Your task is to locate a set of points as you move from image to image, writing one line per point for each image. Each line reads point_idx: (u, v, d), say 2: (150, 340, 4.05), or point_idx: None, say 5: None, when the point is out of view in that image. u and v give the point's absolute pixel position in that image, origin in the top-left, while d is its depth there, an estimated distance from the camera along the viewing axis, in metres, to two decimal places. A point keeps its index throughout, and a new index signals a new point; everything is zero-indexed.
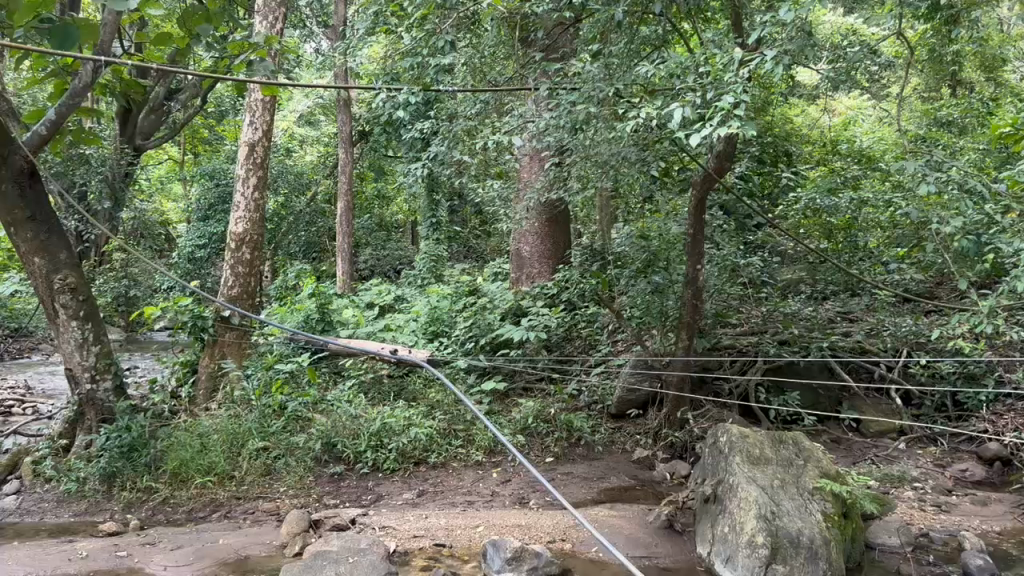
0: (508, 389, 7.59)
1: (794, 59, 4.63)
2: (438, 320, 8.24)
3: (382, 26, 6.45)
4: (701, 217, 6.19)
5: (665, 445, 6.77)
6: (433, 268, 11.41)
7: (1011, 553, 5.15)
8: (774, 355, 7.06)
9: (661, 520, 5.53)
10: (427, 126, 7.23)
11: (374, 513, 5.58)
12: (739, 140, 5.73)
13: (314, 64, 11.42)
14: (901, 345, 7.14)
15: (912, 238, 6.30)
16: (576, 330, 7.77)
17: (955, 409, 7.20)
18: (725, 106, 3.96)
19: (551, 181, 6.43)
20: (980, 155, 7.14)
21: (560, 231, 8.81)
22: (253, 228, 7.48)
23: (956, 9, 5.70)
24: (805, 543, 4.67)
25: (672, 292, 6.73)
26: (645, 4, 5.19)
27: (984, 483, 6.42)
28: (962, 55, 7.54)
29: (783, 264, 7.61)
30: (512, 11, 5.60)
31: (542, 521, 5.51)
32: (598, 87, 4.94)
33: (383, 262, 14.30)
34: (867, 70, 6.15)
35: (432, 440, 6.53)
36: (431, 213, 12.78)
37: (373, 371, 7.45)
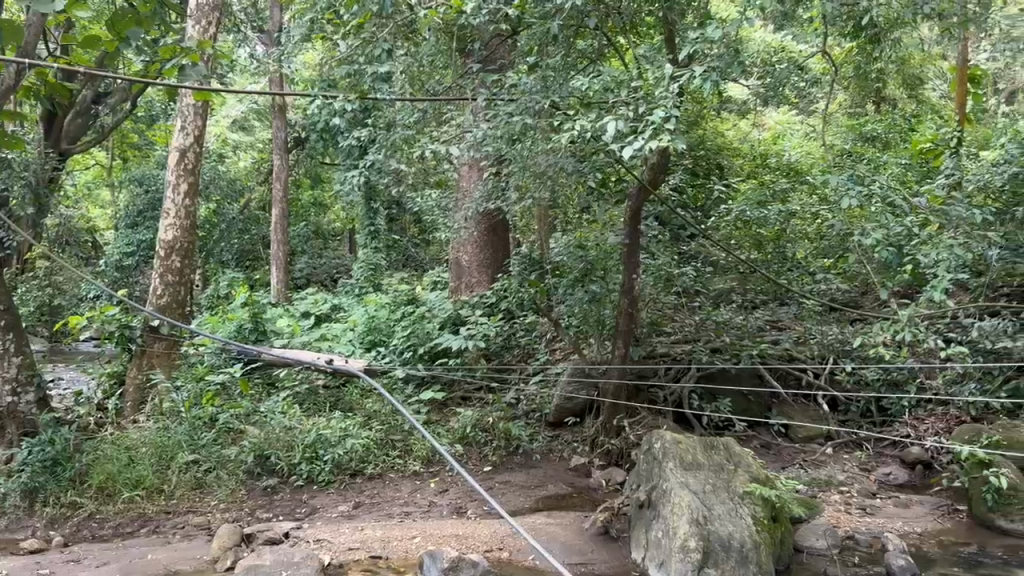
0: (446, 399, 7.59)
1: (723, 75, 4.79)
2: (376, 330, 8.19)
3: (317, 33, 6.33)
4: (637, 227, 6.36)
5: (602, 453, 6.84)
6: (369, 275, 11.48)
7: (930, 553, 5.36)
8: (706, 363, 7.24)
9: (597, 527, 5.59)
10: (364, 135, 7.15)
11: (309, 526, 5.51)
12: (673, 153, 5.88)
13: (249, 69, 11.20)
14: (827, 353, 7.38)
15: (836, 248, 6.70)
16: (516, 339, 7.75)
17: (879, 414, 7.47)
18: (656, 120, 4.16)
19: (489, 191, 6.44)
20: (904, 170, 7.44)
21: (498, 240, 8.84)
22: (184, 236, 7.32)
23: (880, 29, 5.89)
24: (736, 547, 4.79)
25: (608, 302, 6.85)
26: (581, 17, 5.24)
27: (906, 486, 6.66)
28: (886, 74, 7.81)
29: (715, 274, 7.35)
30: (448, 22, 5.62)
31: (480, 530, 5.50)
32: (534, 99, 5.05)
33: (319, 272, 14.26)
34: (795, 85, 6.33)
35: (368, 451, 6.47)
36: (370, 220, 12.66)
37: (308, 382, 7.29)
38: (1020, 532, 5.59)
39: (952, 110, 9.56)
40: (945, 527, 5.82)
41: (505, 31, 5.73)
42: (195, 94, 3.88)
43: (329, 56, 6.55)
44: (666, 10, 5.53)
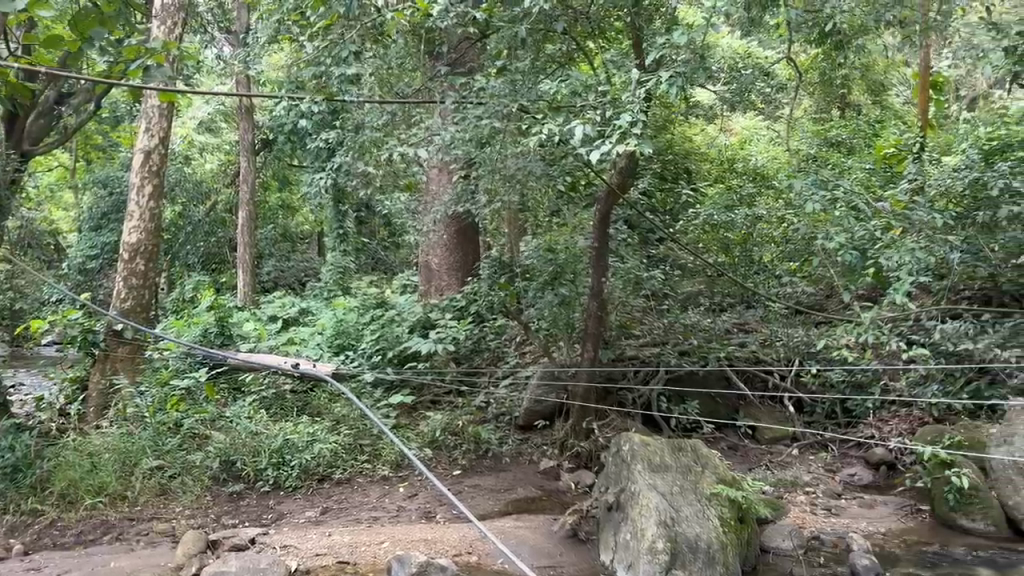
0: (415, 402, 7.56)
1: (689, 81, 4.85)
2: (345, 333, 8.14)
3: (284, 34, 6.24)
4: (605, 230, 6.43)
5: (571, 455, 6.87)
6: (337, 279, 11.39)
7: (894, 553, 5.43)
8: (675, 366, 7.29)
9: (565, 529, 5.61)
10: (332, 137, 7.08)
11: (275, 532, 5.45)
12: (641, 158, 5.91)
13: (217, 71, 11.08)
14: (792, 355, 7.54)
15: (802, 250, 6.95)
16: (485, 342, 7.73)
17: (844, 416, 7.56)
18: (623, 125, 4.20)
19: (458, 195, 6.43)
20: (868, 175, 7.53)
21: (468, 243, 8.82)
22: (148, 238, 7.21)
23: (845, 35, 5.97)
24: (703, 548, 4.83)
25: (578, 305, 6.87)
26: (549, 21, 5.31)
27: (870, 486, 6.76)
28: (850, 80, 7.91)
29: (683, 278, 7.32)
30: (416, 25, 5.59)
31: (448, 535, 5.48)
32: (502, 102, 5.10)
33: (286, 275, 14.12)
34: (761, 90, 6.39)
35: (336, 456, 6.43)
36: (338, 223, 12.43)
37: (275, 387, 7.23)
38: (981, 531, 5.70)
39: (915, 116, 9.72)
40: (908, 527, 5.91)
41: (473, 35, 5.72)
42: (160, 96, 3.82)
43: (296, 57, 6.49)
44: (634, 15, 5.56)
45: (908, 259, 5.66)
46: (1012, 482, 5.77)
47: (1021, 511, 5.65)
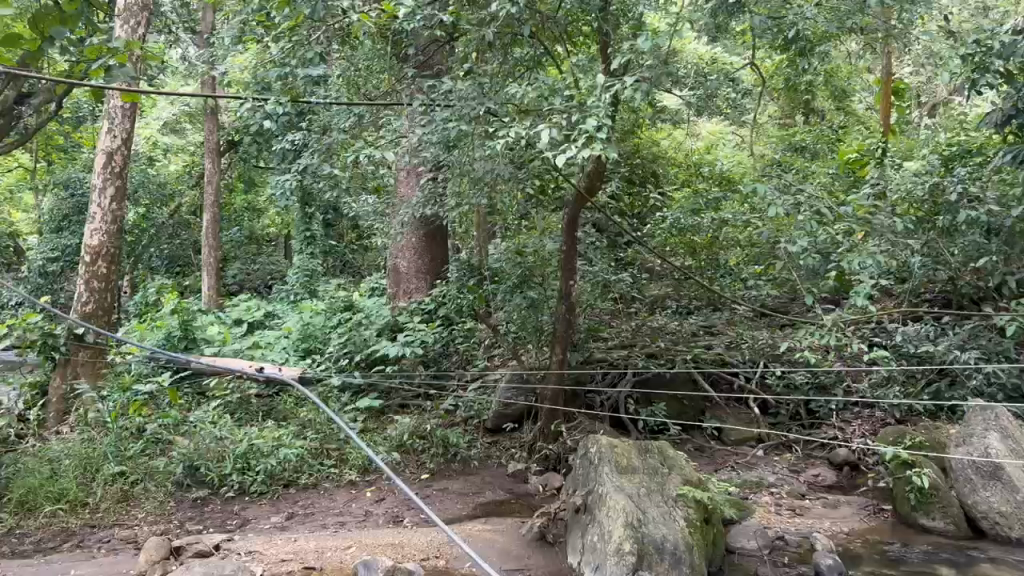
0: (383, 407, 7.48)
1: (654, 87, 4.91)
2: (312, 337, 8.06)
3: (249, 35, 6.17)
4: (574, 234, 6.43)
5: (540, 458, 6.84)
6: (304, 282, 11.30)
7: (858, 553, 5.50)
8: (643, 368, 7.30)
9: (534, 532, 5.59)
10: (298, 139, 7.01)
11: (240, 538, 5.37)
12: (609, 162, 5.94)
13: (182, 72, 10.96)
14: (758, 357, 7.49)
15: (765, 256, 6.84)
16: (455, 345, 7.71)
17: (808, 417, 7.63)
18: (588, 130, 4.24)
19: (427, 197, 6.42)
20: (831, 179, 7.58)
21: (437, 246, 8.80)
22: (110, 241, 7.11)
23: (810, 43, 6.02)
24: (669, 549, 4.86)
25: (546, 308, 6.85)
26: (516, 25, 5.33)
27: (835, 487, 6.82)
28: (815, 86, 8.03)
29: (650, 280, 7.79)
30: (383, 27, 5.55)
31: (416, 539, 5.45)
32: (468, 105, 5.02)
33: (252, 278, 13.97)
34: (726, 96, 6.47)
35: (302, 461, 6.38)
36: (304, 226, 12.30)
37: (240, 391, 7.11)
38: (941, 529, 5.79)
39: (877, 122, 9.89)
40: (871, 527, 6.00)
41: (442, 38, 5.72)
42: (122, 96, 3.80)
43: (261, 58, 6.40)
44: (601, 19, 5.59)
45: (872, 263, 5.74)
46: (972, 481, 5.88)
47: (979, 510, 5.76)
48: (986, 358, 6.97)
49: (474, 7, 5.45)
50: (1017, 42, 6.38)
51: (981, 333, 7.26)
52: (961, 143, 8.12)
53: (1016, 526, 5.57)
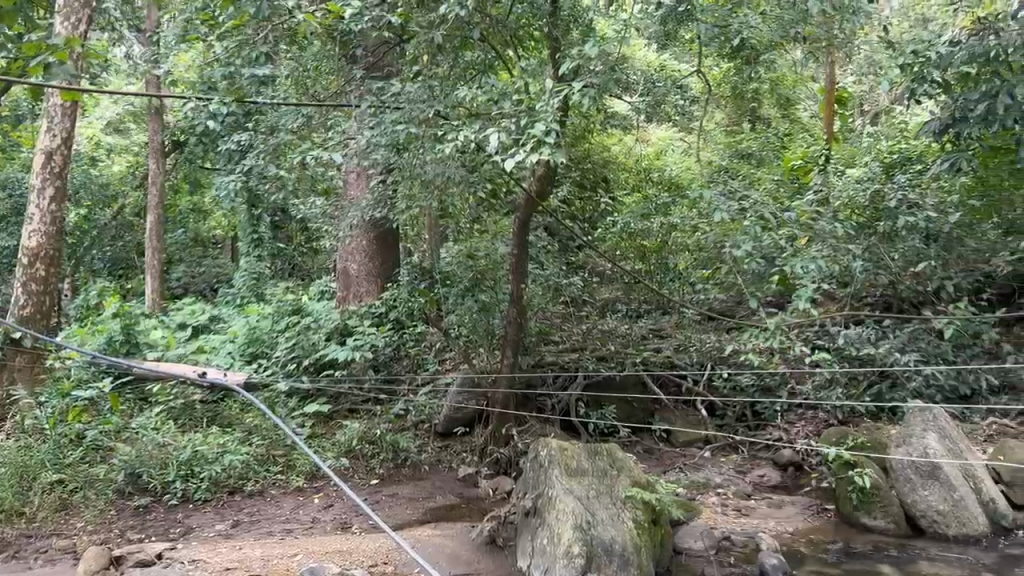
0: (332, 412, 7.41)
1: (601, 94, 4.97)
2: (258, 341, 7.97)
3: (192, 34, 6.08)
4: (525, 238, 6.49)
5: (490, 462, 6.84)
6: (251, 285, 11.13)
7: (801, 552, 5.61)
8: (593, 371, 7.39)
9: (483, 536, 5.58)
10: (243, 140, 6.89)
11: (184, 546, 5.25)
12: (559, 166, 6.03)
13: (125, 70, 10.68)
14: (705, 359, 7.68)
15: (710, 261, 6.92)
16: (405, 349, 7.60)
17: (753, 419, 7.78)
18: (537, 134, 4.28)
19: (377, 199, 6.37)
20: (777, 184, 7.58)
21: (387, 248, 8.74)
22: (49, 242, 6.91)
23: (758, 52, 6.11)
24: (617, 551, 4.91)
25: (497, 311, 6.87)
26: (465, 27, 5.32)
27: (779, 487, 6.95)
28: (761, 94, 8.17)
29: (601, 284, 7.59)
30: (329, 27, 5.48)
31: (364, 545, 5.39)
32: (418, 107, 5.08)
33: (197, 280, 13.78)
34: (673, 103, 6.58)
35: (248, 468, 6.29)
36: (252, 229, 12.35)
37: (184, 397, 7.01)
38: (881, 528, 5.95)
39: (821, 130, 10.11)
40: (814, 526, 6.12)
41: (391, 39, 5.69)
42: (61, 95, 3.70)
43: (205, 57, 6.27)
44: (550, 24, 5.63)
45: (814, 267, 5.89)
46: (911, 480, 6.04)
47: (918, 509, 5.93)
48: (925, 359, 7.37)
49: (423, 9, 5.42)
50: (954, 53, 6.58)
51: (920, 337, 7.56)
52: (899, 152, 8.34)
53: (952, 523, 5.76)
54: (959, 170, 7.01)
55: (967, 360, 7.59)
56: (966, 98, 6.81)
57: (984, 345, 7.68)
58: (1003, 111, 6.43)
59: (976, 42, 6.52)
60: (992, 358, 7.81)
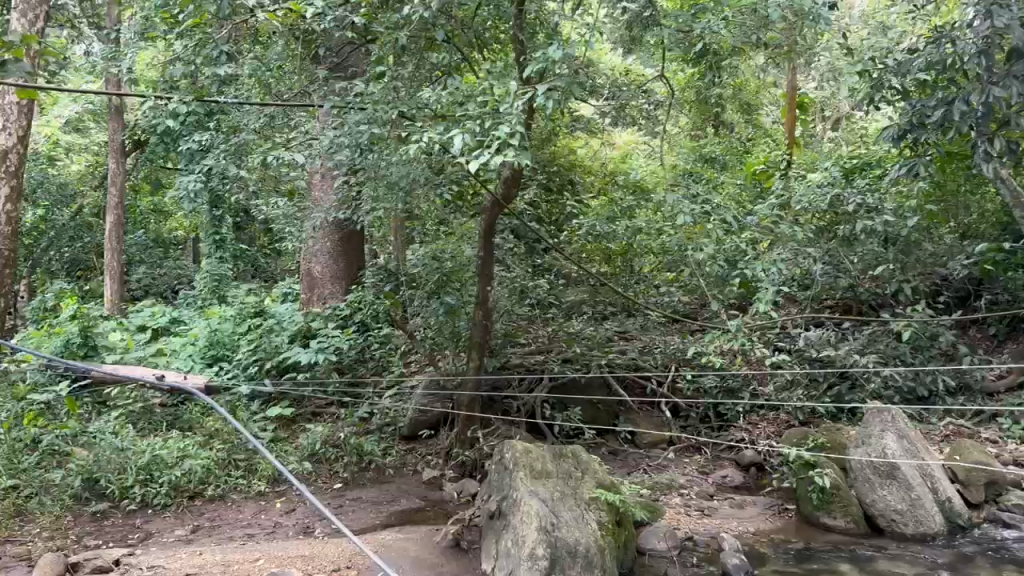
0: (295, 415, 7.36)
1: (565, 96, 4.97)
2: (219, 343, 7.80)
3: (151, 32, 5.99)
4: (492, 241, 6.42)
5: (456, 464, 6.79)
6: (213, 287, 10.97)
7: (763, 552, 5.67)
8: (559, 372, 7.37)
9: (448, 540, 5.57)
10: (204, 140, 6.81)
11: (142, 552, 5.16)
12: (526, 169, 6.01)
13: (84, 68, 10.49)
14: (670, 362, 7.82)
15: (674, 265, 6.94)
16: (370, 352, 7.59)
17: (717, 420, 7.82)
18: (501, 136, 4.28)
19: (342, 199, 6.32)
20: (739, 189, 7.80)
21: (352, 250, 8.70)
22: (5, 242, 6.77)
23: (722, 57, 6.13)
24: (582, 552, 4.91)
25: (464, 314, 6.84)
26: (431, 29, 5.31)
27: (741, 487, 7.02)
28: (724, 98, 8.26)
29: (567, 287, 7.79)
30: (293, 28, 5.43)
31: (327, 550, 5.33)
32: (383, 108, 4.97)
33: (158, 282, 13.60)
34: (639, 107, 6.62)
35: (208, 472, 6.21)
36: (215, 228, 11.76)
37: (143, 401, 6.90)
38: (841, 528, 6.03)
39: (783, 135, 10.26)
40: (775, 526, 6.20)
41: (355, 40, 5.66)
42: (19, 91, 3.51)
43: (165, 55, 6.18)
44: (516, 27, 5.67)
45: (775, 270, 6.17)
46: (870, 480, 6.15)
47: (877, 508, 6.05)
48: (884, 360, 7.50)
49: (387, 10, 5.38)
50: (912, 61, 6.70)
51: (879, 339, 7.71)
52: (860, 158, 8.49)
53: (910, 522, 5.87)
54: (917, 174, 7.01)
55: (926, 362, 7.74)
56: (924, 105, 6.83)
57: (941, 347, 7.85)
58: (962, 117, 6.42)
59: (934, 48, 6.55)
60: (948, 359, 7.98)
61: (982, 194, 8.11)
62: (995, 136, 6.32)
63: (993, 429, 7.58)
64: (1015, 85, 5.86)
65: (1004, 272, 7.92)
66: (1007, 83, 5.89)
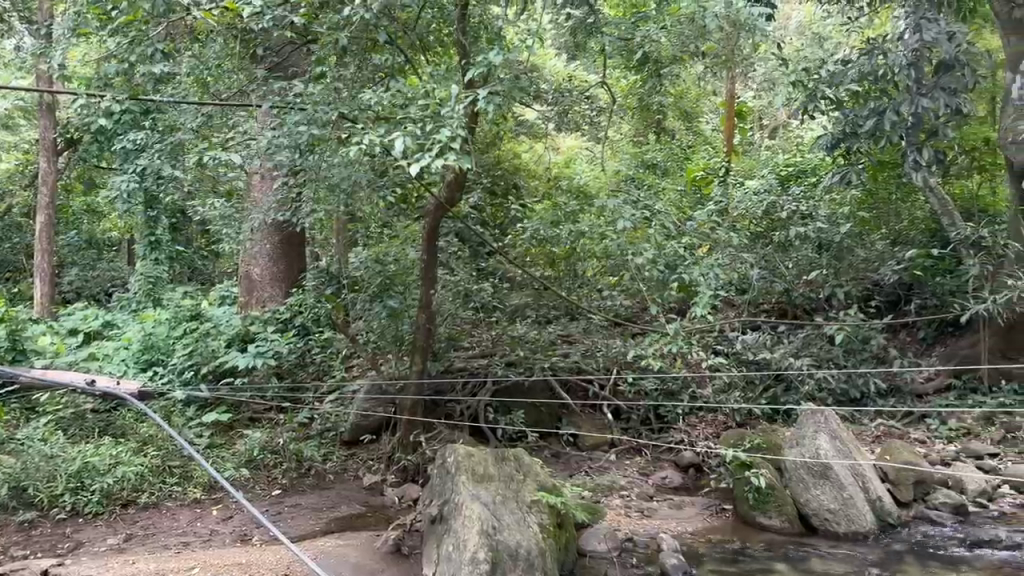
0: (233, 421, 7.25)
1: (507, 99, 4.99)
2: (154, 348, 7.63)
3: (83, 28, 5.85)
4: (435, 245, 6.42)
5: (398, 469, 6.75)
6: (149, 289, 10.74)
7: (700, 552, 5.78)
8: (501, 376, 7.35)
9: (388, 545, 5.53)
10: (139, 139, 6.67)
11: (72, 562, 5.02)
12: (469, 172, 6.01)
13: (15, 63, 10.18)
14: (612, 364, 7.85)
15: (616, 269, 7.05)
16: (311, 355, 7.58)
17: (657, 422, 7.94)
18: (442, 140, 4.30)
19: (283, 200, 6.24)
20: (680, 196, 8.02)
21: (293, 253, 8.60)
22: None
23: (663, 64, 6.21)
24: (522, 555, 4.93)
25: (407, 317, 6.82)
26: (374, 31, 5.27)
27: (681, 488, 7.13)
28: (666, 107, 8.42)
29: (511, 290, 7.53)
30: (232, 27, 5.36)
31: (264, 557, 5.25)
32: (322, 108, 5.01)
33: (91, 284, 13.25)
34: (582, 111, 6.85)
35: (142, 479, 6.07)
36: (150, 229, 11.54)
37: (74, 406, 6.72)
38: (776, 527, 6.17)
39: (721, 143, 10.53)
40: (713, 526, 6.31)
41: (295, 39, 5.63)
42: None
43: (98, 52, 6.03)
44: (460, 31, 5.68)
45: (713, 274, 6.64)
46: (804, 480, 6.31)
47: (811, 507, 6.20)
48: (818, 363, 7.80)
49: (326, 11, 5.34)
50: (846, 72, 6.90)
51: (812, 343, 7.97)
52: (796, 166, 8.73)
53: (842, 521, 6.03)
54: (849, 182, 7.24)
55: (857, 365, 7.98)
56: (857, 114, 6.96)
57: (873, 350, 8.10)
58: (891, 127, 6.60)
59: (866, 60, 6.79)
60: (880, 362, 8.24)
61: (912, 201, 8.29)
62: (923, 146, 6.59)
63: (921, 429, 7.87)
64: (943, 97, 6.15)
65: (931, 277, 8.09)
66: (935, 95, 6.17)
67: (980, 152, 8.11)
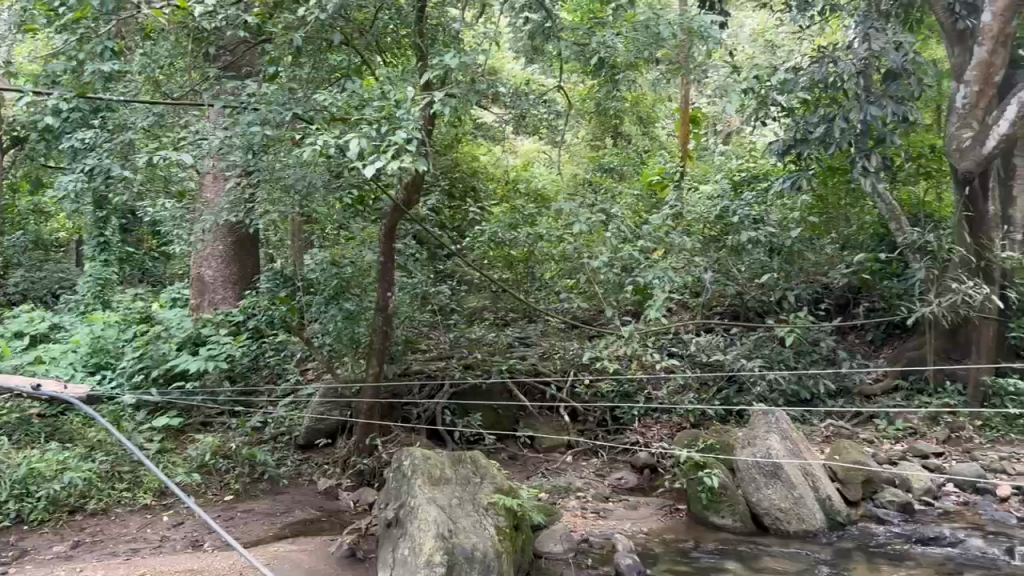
0: (183, 426, 7.14)
1: (463, 101, 4.98)
2: (103, 351, 7.49)
3: (30, 24, 5.73)
4: (391, 244, 6.41)
5: (353, 473, 6.71)
6: (98, 292, 10.52)
7: (655, 551, 5.85)
8: (459, 379, 7.34)
9: (343, 549, 5.50)
10: (88, 138, 6.55)
11: (16, 571, 4.90)
12: (427, 174, 6.01)
13: None
14: (569, 366, 7.86)
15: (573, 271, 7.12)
16: (264, 359, 7.52)
17: (613, 424, 8.02)
18: (397, 141, 4.29)
19: (234, 202, 6.13)
20: (636, 200, 8.10)
21: (246, 255, 8.50)
22: None
23: (619, 70, 6.27)
24: (479, 557, 4.90)
25: (363, 319, 6.77)
26: (329, 31, 5.23)
27: (636, 489, 7.21)
28: (622, 112, 8.52)
29: (469, 293, 7.68)
30: (183, 26, 5.29)
31: (216, 563, 5.18)
32: (275, 110, 5.03)
33: (37, 287, 12.92)
34: (538, 114, 6.89)
35: (90, 485, 5.95)
36: (98, 230, 11.35)
37: (20, 411, 6.56)
38: (729, 527, 6.27)
39: (676, 149, 10.67)
40: (667, 526, 6.39)
41: (248, 38, 5.58)
42: None
43: (46, 48, 5.82)
44: (417, 33, 5.67)
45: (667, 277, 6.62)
46: (755, 480, 6.38)
47: (762, 506, 6.28)
48: (770, 364, 7.90)
49: (281, 11, 5.32)
50: (797, 79, 7.03)
51: (764, 345, 8.11)
52: (748, 171, 8.88)
53: (792, 520, 6.15)
54: (800, 188, 7.40)
55: (808, 367, 8.14)
56: (807, 121, 7.11)
57: (823, 352, 8.28)
58: (840, 133, 6.73)
59: (817, 67, 6.85)
60: (829, 363, 8.43)
61: (861, 206, 8.51)
62: (871, 153, 6.75)
63: (869, 429, 8.06)
64: (890, 105, 6.33)
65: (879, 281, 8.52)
66: (883, 103, 6.33)
67: (926, 159, 8.34)
